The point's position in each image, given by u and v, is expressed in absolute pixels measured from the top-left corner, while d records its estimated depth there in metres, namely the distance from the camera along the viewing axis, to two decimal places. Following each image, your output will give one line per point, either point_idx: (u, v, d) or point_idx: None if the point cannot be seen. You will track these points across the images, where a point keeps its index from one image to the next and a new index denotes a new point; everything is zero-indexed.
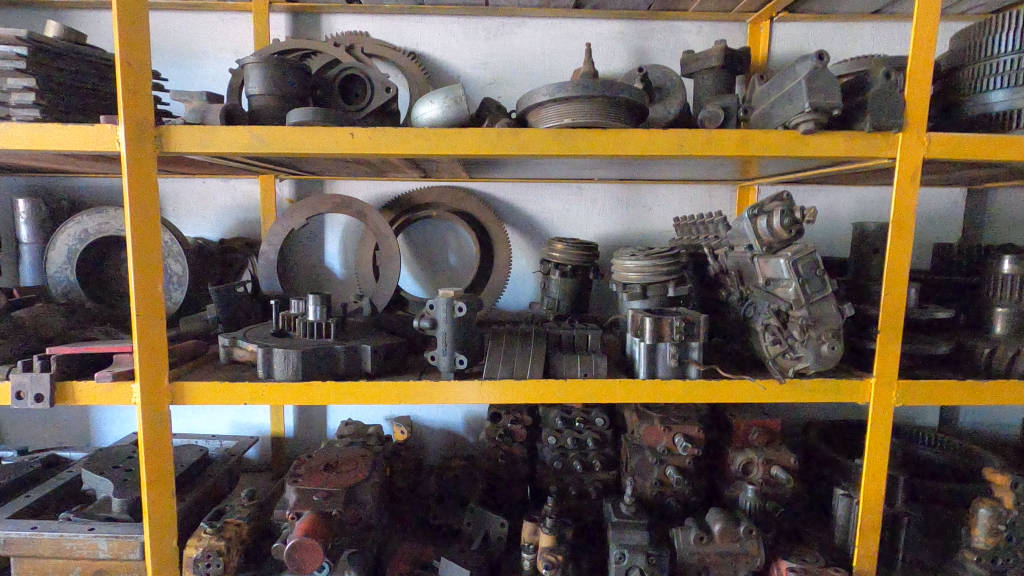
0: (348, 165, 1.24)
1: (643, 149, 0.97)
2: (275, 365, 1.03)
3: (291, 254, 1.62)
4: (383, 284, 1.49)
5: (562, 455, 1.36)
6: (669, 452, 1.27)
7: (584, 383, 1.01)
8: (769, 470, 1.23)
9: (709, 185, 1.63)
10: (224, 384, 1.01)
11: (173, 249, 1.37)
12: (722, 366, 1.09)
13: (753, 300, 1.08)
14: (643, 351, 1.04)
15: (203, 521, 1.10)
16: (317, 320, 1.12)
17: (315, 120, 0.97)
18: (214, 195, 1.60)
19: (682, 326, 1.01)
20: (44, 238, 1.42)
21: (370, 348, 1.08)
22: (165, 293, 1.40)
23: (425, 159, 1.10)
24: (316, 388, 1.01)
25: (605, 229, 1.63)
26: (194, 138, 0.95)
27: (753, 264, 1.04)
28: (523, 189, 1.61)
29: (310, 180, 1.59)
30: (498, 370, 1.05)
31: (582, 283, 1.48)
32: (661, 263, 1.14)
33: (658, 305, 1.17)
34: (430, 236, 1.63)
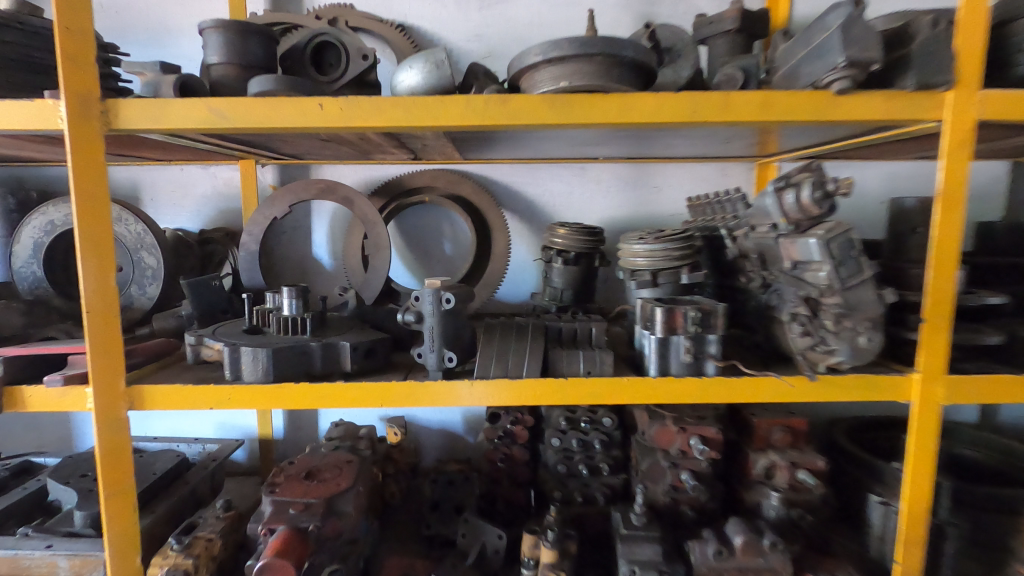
0: (327, 145, 1.14)
1: (651, 116, 0.85)
2: (243, 365, 0.93)
3: (276, 245, 1.52)
4: (373, 274, 1.37)
5: (566, 458, 1.26)
6: (683, 455, 1.16)
7: (588, 382, 0.91)
8: (795, 474, 1.13)
9: (723, 163, 1.50)
10: (189, 388, 0.92)
11: (145, 241, 1.30)
12: (743, 361, 0.97)
13: (778, 287, 0.96)
14: (654, 345, 0.92)
15: (171, 537, 1.01)
16: (292, 315, 1.02)
17: (279, 90, 0.87)
18: (193, 183, 1.50)
19: (699, 316, 0.90)
20: (11, 231, 1.34)
21: (349, 345, 0.97)
22: (138, 288, 1.31)
23: (407, 133, 0.99)
24: (290, 390, 0.91)
25: (611, 213, 1.51)
26: (146, 112, 0.85)
27: (777, 246, 0.92)
28: (522, 170, 1.50)
29: (294, 165, 1.49)
30: (491, 369, 0.94)
31: (586, 271, 1.36)
32: (672, 247, 1.02)
33: (670, 294, 1.05)
34: (423, 223, 1.52)
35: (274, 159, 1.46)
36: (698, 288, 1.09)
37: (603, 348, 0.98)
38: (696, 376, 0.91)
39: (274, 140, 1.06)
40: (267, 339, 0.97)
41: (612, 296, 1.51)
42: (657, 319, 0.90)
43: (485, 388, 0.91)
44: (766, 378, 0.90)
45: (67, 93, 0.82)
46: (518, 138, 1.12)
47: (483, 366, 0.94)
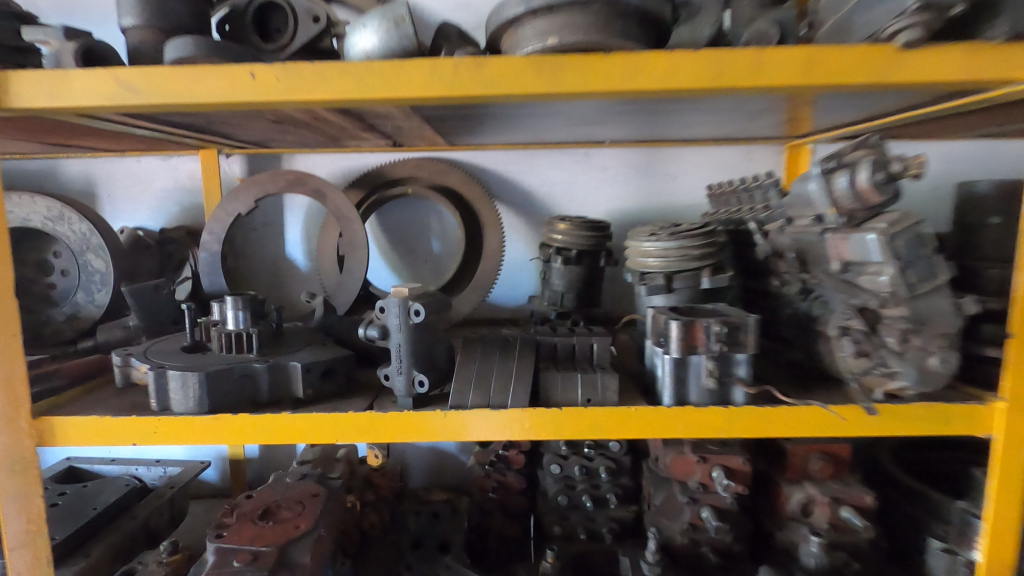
0: (285, 129, 0.98)
1: (664, 82, 0.67)
2: (171, 394, 0.77)
3: (245, 244, 1.36)
4: (347, 276, 1.21)
5: (567, 487, 1.10)
6: (704, 489, 0.98)
7: (586, 413, 0.74)
8: (838, 512, 0.95)
9: (747, 147, 1.32)
10: (110, 420, 0.76)
11: (93, 243, 1.13)
12: (778, 385, 0.79)
13: (822, 293, 0.78)
14: (668, 367, 0.75)
15: None
16: (236, 330, 0.86)
17: (201, 56, 0.70)
18: (152, 176, 1.36)
19: (724, 331, 0.72)
20: None
21: (300, 366, 0.81)
22: (86, 295, 1.16)
23: (369, 111, 0.82)
24: (226, 421, 0.76)
25: (619, 204, 1.33)
26: (38, 87, 0.69)
27: (823, 243, 0.74)
28: (517, 157, 1.33)
29: (262, 155, 1.33)
30: (469, 396, 0.77)
31: (590, 272, 1.19)
32: (690, 244, 0.85)
33: (688, 302, 0.88)
34: (407, 219, 1.35)
35: (239, 149, 1.30)
36: (722, 294, 0.91)
37: (608, 368, 0.80)
38: (722, 406, 0.74)
39: (219, 122, 0.90)
40: (205, 360, 0.82)
41: (621, 298, 1.33)
42: (671, 335, 0.73)
43: (462, 420, 0.75)
44: (809, 408, 0.72)
45: None
46: (506, 117, 0.95)
47: (460, 393, 0.77)
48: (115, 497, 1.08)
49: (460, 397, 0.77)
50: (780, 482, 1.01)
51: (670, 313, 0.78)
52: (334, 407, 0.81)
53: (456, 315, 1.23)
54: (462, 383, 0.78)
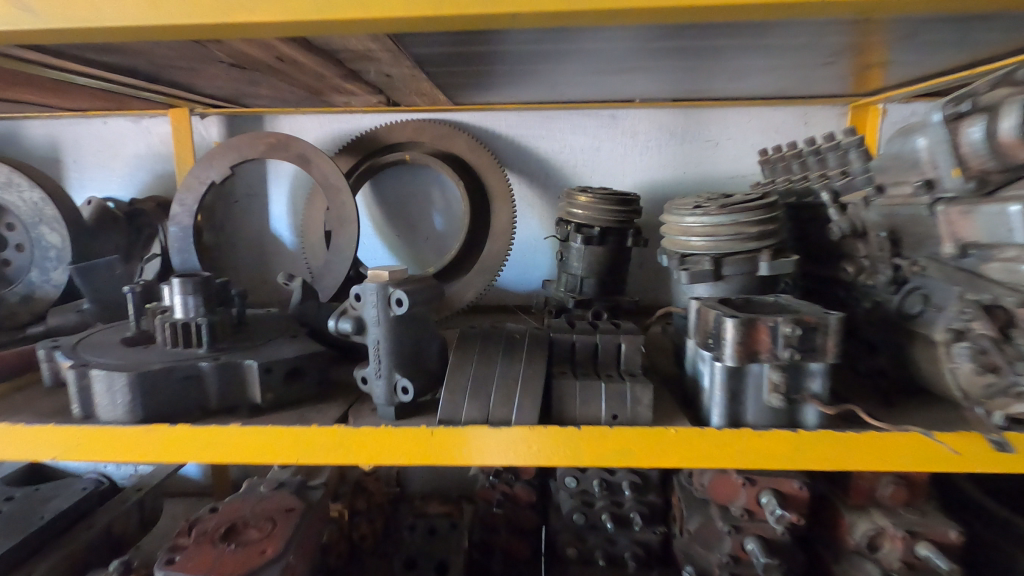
0: (252, 77, 0.81)
1: None
2: (96, 399, 0.63)
3: (223, 217, 1.20)
4: (335, 256, 1.04)
5: (584, 504, 0.94)
6: (749, 515, 0.82)
7: (612, 435, 0.58)
8: (914, 548, 0.78)
9: (802, 108, 1.12)
10: (25, 428, 0.62)
11: (46, 214, 0.98)
12: (860, 401, 0.62)
13: (924, 284, 0.60)
14: (719, 377, 0.58)
15: None
16: (183, 320, 0.71)
17: None
18: (121, 140, 1.21)
19: (799, 334, 0.55)
20: None
21: (257, 366, 0.66)
22: (42, 273, 1.02)
23: (344, 46, 0.65)
24: (163, 434, 0.61)
25: (650, 175, 1.15)
26: None
27: (933, 219, 0.56)
28: (533, 120, 1.15)
29: (243, 115, 1.17)
30: (462, 409, 0.61)
31: (615, 254, 1.02)
32: (744, 221, 0.67)
33: (740, 292, 0.70)
34: (406, 190, 1.18)
35: (215, 108, 1.14)
36: (783, 280, 0.73)
37: (641, 376, 0.63)
38: (789, 430, 0.57)
39: (165, 66, 0.74)
40: (142, 356, 0.67)
41: (650, 284, 1.16)
42: (726, 338, 0.56)
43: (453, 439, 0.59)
44: (908, 434, 0.56)
45: None
46: (517, 60, 0.77)
47: (451, 405, 0.61)
48: (69, 504, 0.95)
49: (452, 410, 0.61)
50: (840, 506, 0.85)
51: (723, 307, 0.61)
52: (299, 416, 0.66)
53: (459, 301, 1.06)
54: (454, 391, 0.62)
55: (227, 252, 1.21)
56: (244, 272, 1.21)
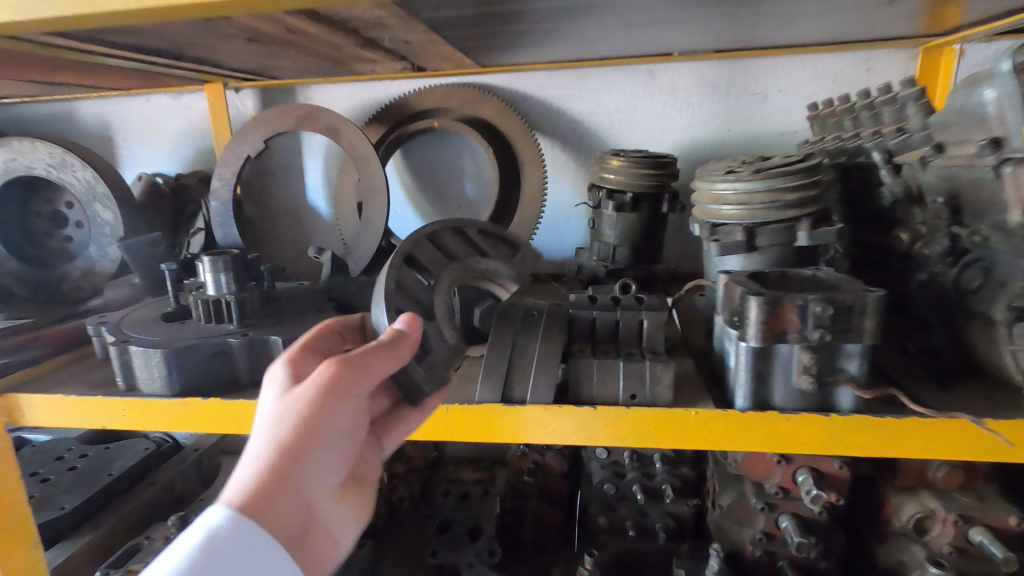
0: (270, 50, 0.82)
1: None
2: (137, 373, 0.67)
3: (263, 189, 1.22)
4: (365, 227, 1.05)
5: (615, 475, 0.95)
6: (785, 493, 0.79)
7: (644, 414, 0.57)
8: (967, 534, 0.73)
9: (865, 52, 1.01)
10: (80, 397, 0.67)
11: (97, 191, 1.02)
12: (905, 386, 0.57)
13: (984, 257, 0.54)
14: (746, 360, 0.54)
15: (102, 569, 0.81)
16: (216, 295, 0.73)
17: None
18: (164, 117, 1.25)
19: (831, 314, 0.50)
20: None
21: (281, 341, 0.68)
22: (99, 249, 1.06)
23: (349, 17, 0.64)
24: (197, 408, 0.65)
25: (691, 134, 1.08)
26: None
27: (998, 185, 0.49)
28: (565, 79, 1.09)
29: (275, 88, 1.17)
30: (501, 269, 0.75)
31: (650, 219, 0.97)
32: (780, 185, 0.62)
33: (776, 264, 0.65)
34: (437, 157, 1.16)
35: (248, 81, 1.15)
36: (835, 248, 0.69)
37: (662, 355, 0.60)
38: (822, 414, 0.53)
39: (183, 44, 0.75)
40: (177, 333, 0.70)
41: (689, 251, 1.11)
42: (749, 317, 0.52)
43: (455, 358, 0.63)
44: (953, 421, 0.50)
45: None
46: (538, 17, 0.75)
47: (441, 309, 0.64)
48: (133, 463, 1.01)
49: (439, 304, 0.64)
50: (887, 486, 0.81)
51: (752, 281, 0.57)
52: None
53: None
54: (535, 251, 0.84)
55: (269, 225, 1.24)
56: (284, 244, 1.24)
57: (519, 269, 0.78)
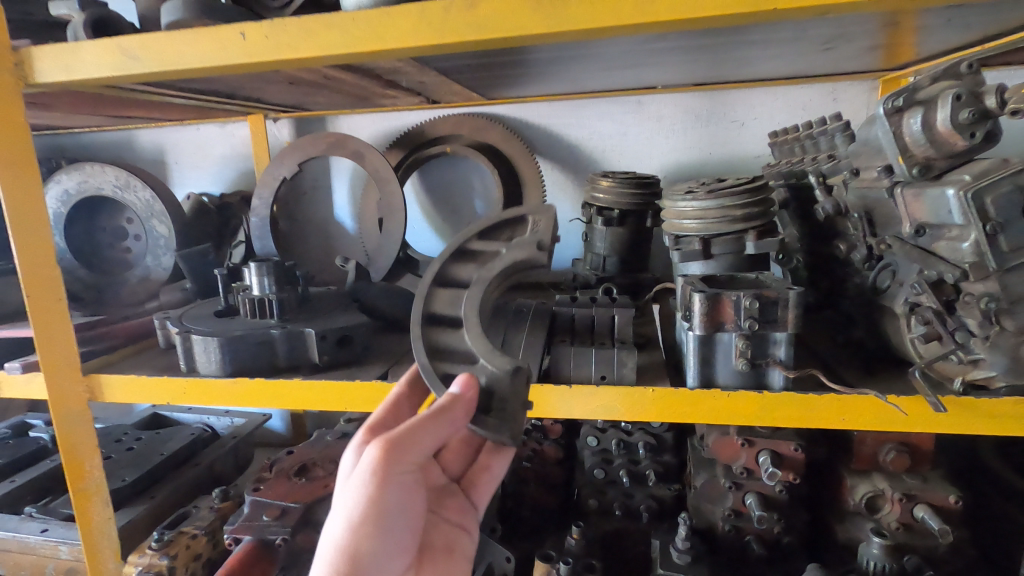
0: (307, 90, 0.97)
1: (686, 9, 0.56)
2: (197, 357, 0.81)
3: (296, 206, 1.38)
4: (386, 240, 1.19)
5: (604, 461, 1.04)
6: (750, 474, 0.89)
7: (610, 394, 0.68)
8: (910, 510, 0.82)
9: (831, 85, 1.13)
10: (150, 377, 0.81)
11: (155, 208, 1.18)
12: (831, 370, 0.68)
13: (892, 261, 0.65)
14: (694, 346, 0.66)
15: (157, 530, 0.95)
16: (261, 295, 0.88)
17: (192, 20, 0.70)
18: (210, 143, 1.41)
19: (758, 307, 0.62)
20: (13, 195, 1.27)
21: (314, 333, 0.81)
22: (154, 258, 1.21)
23: (372, 67, 0.78)
24: (245, 386, 0.79)
25: (676, 157, 1.21)
26: (59, 61, 0.72)
27: (893, 202, 0.61)
28: (563, 109, 1.23)
29: (308, 118, 1.33)
30: (518, 258, 0.67)
31: (636, 233, 1.09)
32: (730, 202, 0.74)
33: (729, 270, 0.77)
34: (450, 177, 1.30)
35: (285, 113, 1.32)
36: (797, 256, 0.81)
37: (628, 344, 0.72)
38: (756, 390, 0.64)
39: (237, 87, 0.91)
40: (229, 325, 0.84)
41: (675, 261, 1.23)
42: (694, 309, 0.64)
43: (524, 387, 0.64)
44: (868, 397, 0.60)
45: None
46: (530, 63, 0.89)
47: (480, 346, 0.65)
48: (181, 445, 1.16)
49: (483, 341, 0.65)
50: (843, 471, 0.90)
51: (701, 281, 0.69)
52: (348, 373, 0.81)
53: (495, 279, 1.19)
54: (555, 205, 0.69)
55: (301, 238, 1.39)
56: (313, 255, 1.39)
57: (532, 238, 0.67)
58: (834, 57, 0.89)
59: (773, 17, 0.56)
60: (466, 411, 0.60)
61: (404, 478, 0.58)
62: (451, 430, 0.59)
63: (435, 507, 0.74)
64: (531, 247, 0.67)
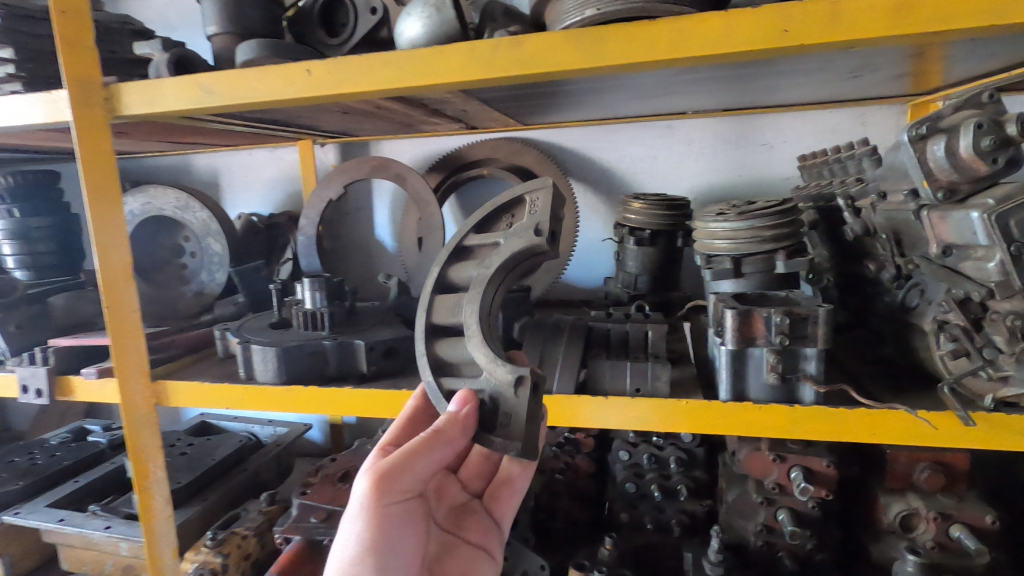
0: (357, 118, 1.04)
1: (719, 44, 0.60)
2: (255, 365, 0.87)
3: (340, 226, 1.45)
4: (424, 258, 1.24)
5: (636, 475, 1.05)
6: (782, 489, 0.90)
7: (644, 404, 0.71)
8: (945, 529, 0.82)
9: (859, 109, 1.15)
10: (210, 384, 0.87)
11: (211, 227, 1.26)
12: (862, 386, 0.70)
13: (921, 280, 0.68)
14: (726, 360, 0.68)
15: (211, 530, 1.01)
16: (313, 309, 0.94)
17: (262, 57, 0.77)
18: (261, 166, 1.51)
19: (788, 323, 0.65)
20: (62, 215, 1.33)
21: (363, 344, 0.87)
22: (208, 274, 1.29)
23: (421, 98, 0.84)
24: (298, 395, 0.84)
25: (705, 179, 1.24)
26: (142, 95, 0.80)
27: (920, 223, 0.63)
28: (595, 133, 1.28)
29: (353, 143, 1.42)
30: (514, 248, 0.67)
31: (666, 252, 1.12)
32: (760, 223, 0.77)
33: (760, 288, 0.80)
34: (486, 199, 1.36)
35: (331, 138, 1.40)
36: (827, 274, 0.83)
37: (661, 358, 0.75)
38: (787, 404, 0.67)
39: (295, 116, 0.98)
40: (284, 336, 0.90)
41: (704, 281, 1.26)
42: (726, 325, 0.67)
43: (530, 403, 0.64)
44: (897, 413, 0.62)
45: (66, 81, 0.79)
46: (566, 92, 0.94)
47: (482, 357, 0.65)
48: (230, 451, 1.22)
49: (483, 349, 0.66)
50: (876, 489, 0.90)
51: (733, 298, 0.72)
52: (393, 384, 0.86)
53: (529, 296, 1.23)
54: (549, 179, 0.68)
55: (344, 256, 1.45)
56: (355, 271, 1.45)
57: (530, 222, 0.67)
58: (863, 84, 0.92)
59: (800, 52, 0.60)
60: (464, 429, 0.62)
61: (400, 502, 0.63)
62: (449, 452, 0.62)
63: (456, 527, 0.79)
64: (528, 232, 0.67)
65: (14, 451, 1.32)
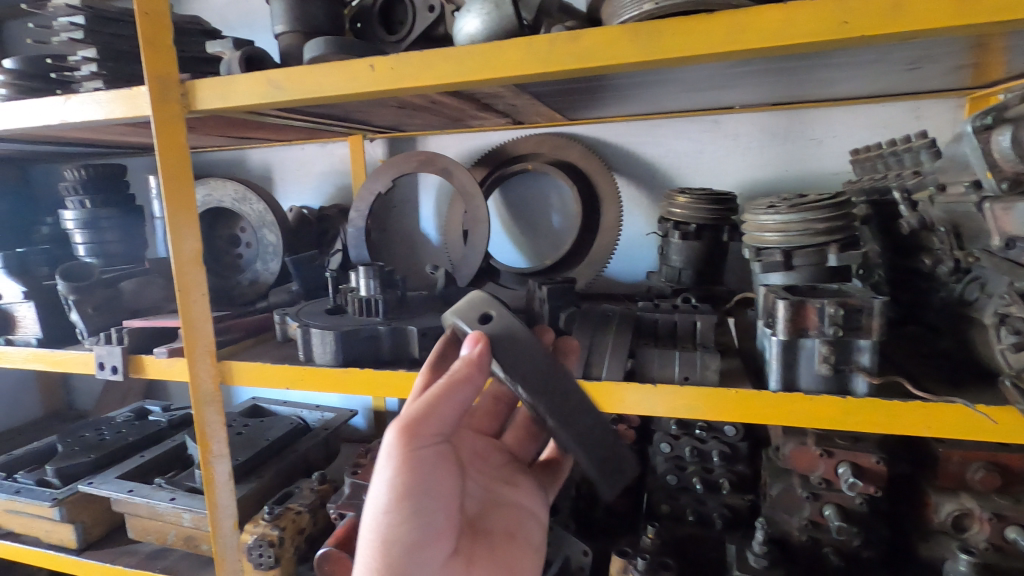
0: (410, 113, 1.07)
1: (776, 36, 0.61)
2: (314, 348, 0.92)
3: (387, 219, 1.50)
4: (470, 250, 1.27)
5: (677, 467, 1.06)
6: (828, 484, 0.90)
7: (692, 392, 0.72)
8: (1000, 530, 0.81)
9: (914, 103, 1.13)
10: (270, 366, 0.92)
11: (266, 218, 1.32)
12: (917, 380, 0.69)
13: (981, 273, 0.67)
14: (777, 351, 0.69)
15: (267, 504, 1.06)
16: (368, 295, 0.98)
17: (327, 54, 0.81)
18: (313, 160, 1.56)
19: (842, 314, 0.65)
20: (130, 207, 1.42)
21: (416, 330, 0.90)
22: (263, 264, 1.35)
23: (476, 92, 0.87)
24: (355, 377, 0.88)
25: (750, 173, 1.23)
26: (215, 91, 0.85)
27: (982, 215, 0.62)
28: (640, 128, 1.29)
29: (400, 138, 1.46)
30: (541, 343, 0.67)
31: (712, 246, 1.12)
32: (812, 215, 0.77)
33: (812, 280, 0.79)
34: (529, 194, 1.39)
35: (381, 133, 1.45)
36: (876, 271, 0.84)
37: (710, 348, 0.76)
38: (839, 395, 0.67)
39: (352, 111, 1.02)
40: (340, 321, 0.94)
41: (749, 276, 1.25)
42: (778, 316, 0.68)
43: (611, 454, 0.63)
44: (954, 405, 0.62)
45: (149, 78, 0.84)
46: (614, 86, 0.95)
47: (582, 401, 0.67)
48: (283, 432, 1.28)
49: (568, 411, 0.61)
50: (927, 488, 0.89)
51: (783, 289, 0.72)
52: None
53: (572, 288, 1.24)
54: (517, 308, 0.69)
55: (391, 248, 1.50)
56: (400, 263, 1.50)
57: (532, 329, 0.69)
58: (921, 76, 0.91)
59: (862, 43, 0.60)
60: (479, 367, 0.58)
61: (437, 452, 0.59)
62: (472, 392, 0.58)
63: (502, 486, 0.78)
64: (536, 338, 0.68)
65: (84, 427, 1.41)
